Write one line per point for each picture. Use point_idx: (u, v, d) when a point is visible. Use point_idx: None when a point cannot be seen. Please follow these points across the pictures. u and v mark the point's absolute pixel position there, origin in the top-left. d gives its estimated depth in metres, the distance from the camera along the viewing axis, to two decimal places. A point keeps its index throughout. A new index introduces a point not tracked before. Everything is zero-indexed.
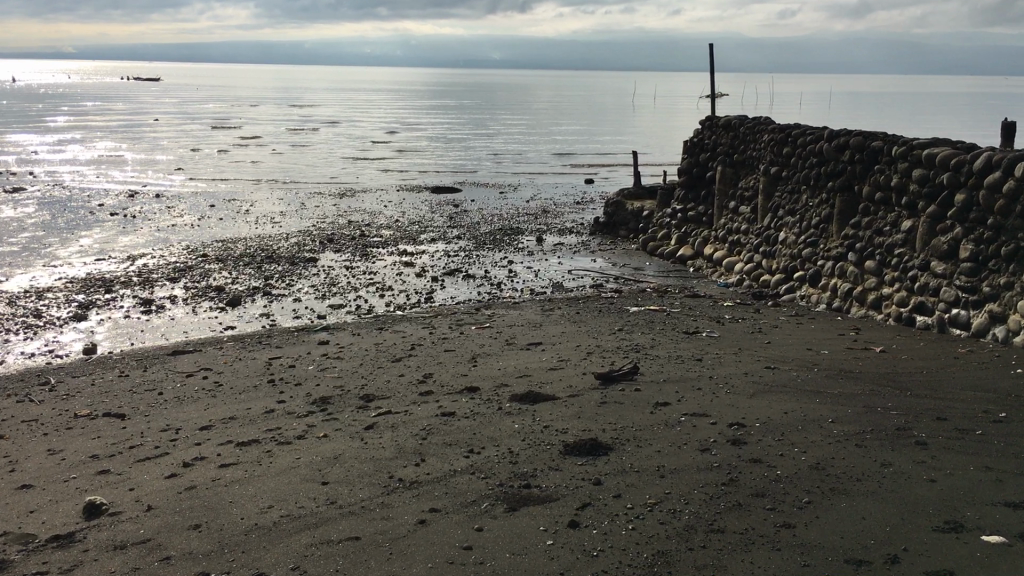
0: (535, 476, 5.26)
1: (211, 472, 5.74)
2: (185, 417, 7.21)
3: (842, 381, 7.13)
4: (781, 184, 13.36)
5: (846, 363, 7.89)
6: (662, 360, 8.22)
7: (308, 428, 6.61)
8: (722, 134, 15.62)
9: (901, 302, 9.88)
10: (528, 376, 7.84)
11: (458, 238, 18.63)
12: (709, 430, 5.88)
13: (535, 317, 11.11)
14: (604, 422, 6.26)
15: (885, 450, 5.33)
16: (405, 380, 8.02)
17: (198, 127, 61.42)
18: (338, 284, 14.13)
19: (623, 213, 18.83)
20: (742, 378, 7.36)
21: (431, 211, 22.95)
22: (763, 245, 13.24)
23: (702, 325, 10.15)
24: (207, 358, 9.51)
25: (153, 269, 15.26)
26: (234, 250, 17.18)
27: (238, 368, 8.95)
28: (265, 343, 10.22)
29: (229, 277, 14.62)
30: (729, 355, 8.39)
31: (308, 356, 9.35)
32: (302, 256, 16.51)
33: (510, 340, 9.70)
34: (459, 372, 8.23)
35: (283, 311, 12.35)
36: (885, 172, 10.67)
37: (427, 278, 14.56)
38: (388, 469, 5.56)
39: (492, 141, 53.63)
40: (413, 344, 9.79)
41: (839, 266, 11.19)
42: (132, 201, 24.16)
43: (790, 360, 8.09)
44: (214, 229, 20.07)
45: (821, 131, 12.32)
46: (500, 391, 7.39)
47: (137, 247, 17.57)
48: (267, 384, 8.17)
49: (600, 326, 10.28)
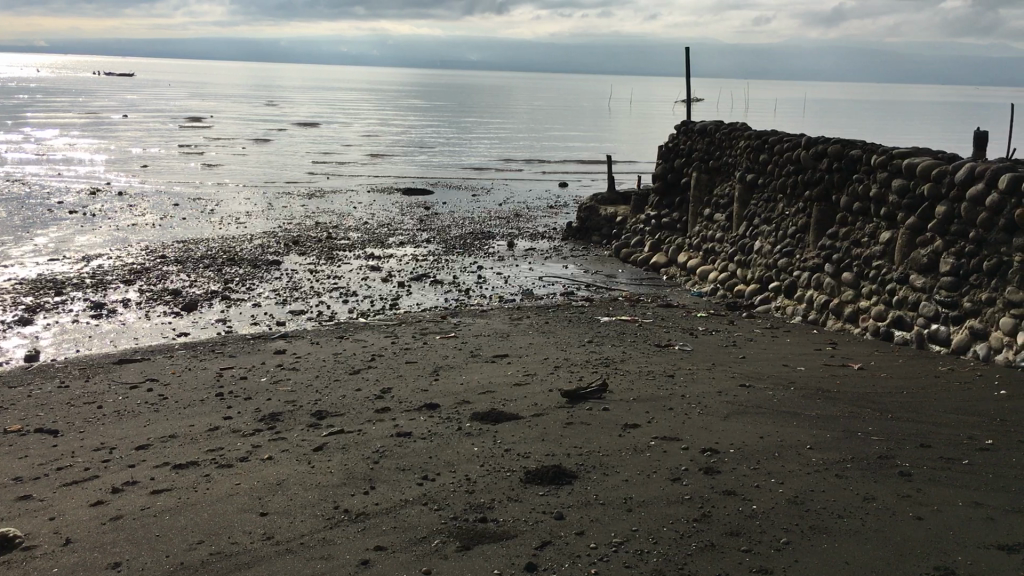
0: (493, 508, 4.85)
1: (141, 499, 5.30)
2: (121, 434, 6.73)
3: (821, 402, 6.80)
4: (756, 192, 13.06)
5: (823, 381, 7.57)
6: (633, 376, 7.85)
7: (253, 448, 6.17)
8: (698, 140, 15.31)
9: (878, 316, 9.60)
10: (492, 393, 7.43)
11: (427, 242, 18.19)
12: (680, 456, 5.51)
13: (503, 327, 10.70)
14: (569, 446, 5.87)
15: (868, 481, 4.98)
16: (362, 395, 7.59)
17: (167, 123, 60.42)
18: (301, 289, 13.66)
19: (596, 219, 18.48)
20: (716, 397, 7.01)
21: (400, 214, 22.49)
22: (738, 254, 12.94)
23: (674, 337, 9.79)
24: (155, 368, 9.01)
25: (109, 271, 14.69)
26: (195, 251, 16.63)
27: (187, 379, 8.47)
28: (217, 351, 9.74)
29: (187, 280, 14.09)
30: (702, 371, 8.04)
31: (262, 367, 8.89)
32: (265, 258, 16.01)
33: (475, 351, 9.29)
34: (418, 387, 7.81)
35: (241, 317, 11.86)
36: (863, 181, 10.39)
37: (393, 284, 14.11)
38: (333, 498, 5.13)
39: (466, 142, 53.29)
40: (373, 355, 9.35)
41: (815, 277, 10.90)
42: (93, 199, 23.47)
43: (766, 377, 7.75)
44: (177, 229, 19.48)
45: (799, 138, 12.02)
46: (461, 408, 6.97)
47: (93, 247, 16.97)
48: (215, 397, 7.70)
49: (569, 337, 9.89)
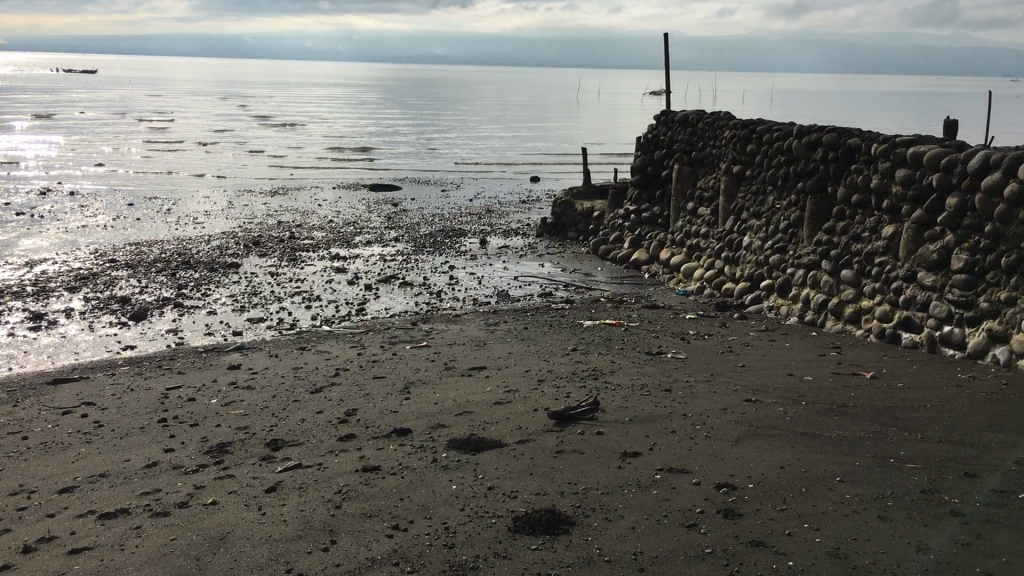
0: (478, 568, 4.07)
1: (55, 562, 4.43)
2: (43, 473, 5.83)
3: (840, 421, 6.09)
4: (744, 184, 12.34)
5: (836, 394, 6.85)
6: (624, 391, 7.07)
7: (196, 489, 5.32)
8: (679, 130, 14.56)
9: (884, 317, 8.95)
10: (469, 414, 6.63)
11: (396, 241, 17.33)
12: (693, 495, 4.75)
13: (479, 334, 9.88)
14: (562, 483, 5.07)
15: (917, 528, 4.25)
16: (323, 419, 6.74)
17: (125, 120, 58.73)
18: (260, 294, 12.75)
19: (572, 214, 17.73)
20: (720, 416, 6.26)
21: (368, 211, 21.58)
22: (725, 250, 12.25)
23: (664, 343, 9.04)
24: (93, 389, 8.07)
25: (53, 277, 13.67)
26: (148, 254, 15.62)
27: (128, 402, 7.56)
28: (165, 367, 8.82)
29: (138, 286, 13.11)
30: (702, 383, 7.28)
31: (213, 385, 8.00)
32: (223, 261, 15.04)
33: (449, 364, 8.46)
34: (386, 407, 6.98)
35: (194, 326, 10.92)
36: (863, 172, 9.70)
37: (360, 286, 13.27)
38: (285, 558, 4.30)
39: (434, 137, 52.38)
40: (337, 368, 8.48)
41: (811, 274, 10.23)
42: (44, 200, 22.26)
43: (773, 391, 7.01)
44: (130, 230, 18.44)
45: (790, 127, 11.30)
46: (435, 435, 6.15)
47: (38, 251, 15.90)
48: (156, 424, 6.81)
49: (551, 345, 9.11)
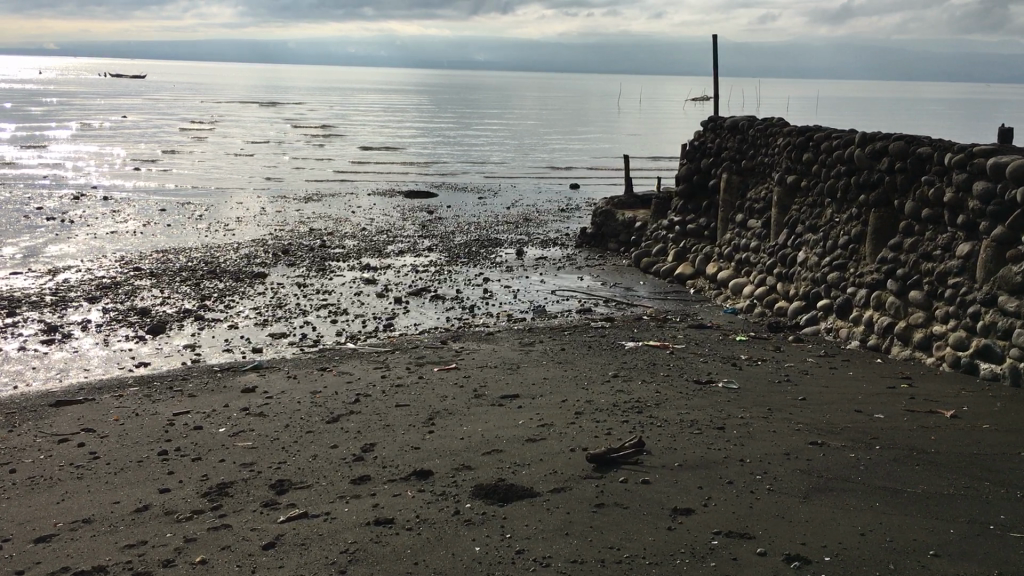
0: None
1: None
2: (21, 517, 5.24)
3: (923, 472, 5.32)
4: (799, 195, 11.52)
5: (914, 438, 6.06)
6: (672, 429, 6.33)
7: (187, 542, 4.68)
8: (728, 137, 13.76)
9: (959, 344, 8.13)
10: (500, 454, 5.93)
11: (429, 250, 16.72)
12: (757, 572, 4.02)
13: (512, 356, 9.21)
14: (602, 547, 4.36)
15: None
16: (336, 455, 6.08)
17: (166, 126, 58.97)
18: (285, 306, 12.20)
19: (614, 224, 16.99)
20: (782, 463, 5.51)
21: (401, 219, 21.03)
22: (778, 266, 11.44)
23: (714, 370, 8.28)
24: (96, 413, 7.50)
25: (73, 286, 13.22)
26: (174, 263, 15.16)
27: (130, 430, 6.97)
28: (175, 390, 8.23)
29: (160, 297, 12.63)
30: (760, 420, 6.52)
31: (223, 411, 7.39)
32: (250, 271, 14.55)
33: (479, 390, 7.77)
34: (408, 442, 6.31)
35: (213, 342, 10.37)
36: (934, 184, 8.85)
37: (389, 299, 12.66)
38: None
39: (473, 143, 51.92)
40: (358, 393, 7.84)
41: (875, 295, 9.41)
42: (76, 205, 22.01)
43: (841, 431, 6.23)
44: (160, 237, 18.06)
45: (851, 134, 10.46)
46: (458, 479, 5.47)
47: (64, 257, 15.51)
48: (156, 458, 6.20)
49: (590, 370, 8.38)
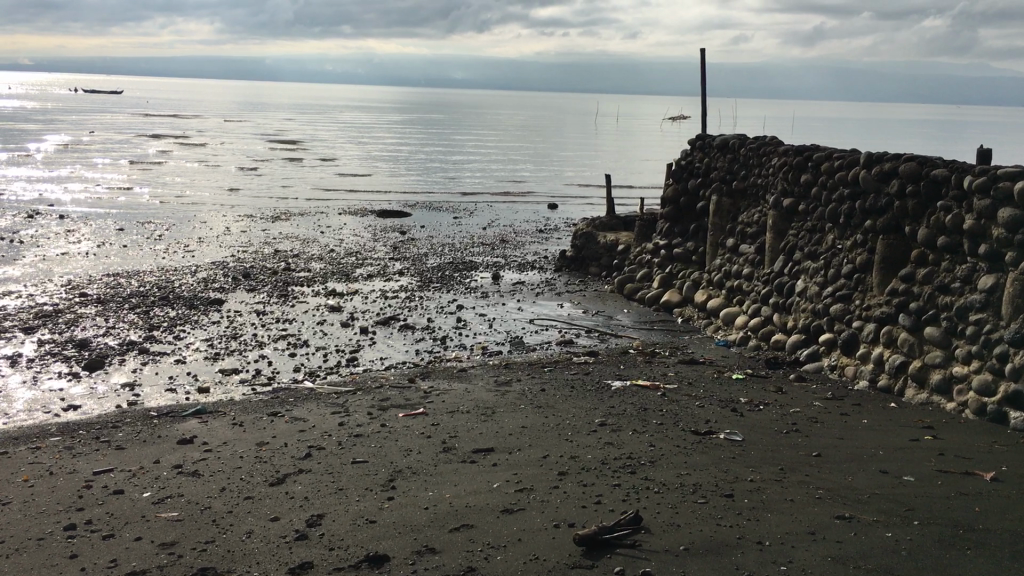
0: None
1: None
2: None
3: (974, 561, 4.44)
4: (796, 219, 10.70)
5: (956, 510, 5.16)
6: (673, 497, 5.41)
7: None
8: (718, 156, 12.93)
9: (984, 389, 7.29)
10: (472, 531, 4.97)
11: (400, 274, 15.77)
12: None
13: (487, 398, 8.25)
14: None
15: None
16: (275, 533, 5.09)
17: (134, 142, 57.57)
18: (241, 337, 11.18)
19: (595, 247, 16.11)
20: (807, 547, 4.60)
21: (373, 240, 20.08)
22: (774, 295, 10.60)
23: (712, 418, 7.37)
24: (3, 472, 6.46)
25: (11, 314, 12.13)
26: (124, 288, 14.07)
27: (38, 495, 5.95)
28: (101, 441, 7.20)
29: (104, 327, 11.55)
30: (774, 485, 5.61)
31: (150, 470, 6.37)
32: (205, 296, 13.51)
33: (448, 443, 6.81)
34: (361, 514, 5.34)
35: (155, 380, 9.34)
36: (952, 210, 8.03)
37: (354, 329, 11.67)
38: None
39: (450, 162, 51.09)
40: (309, 447, 6.84)
41: (884, 330, 8.57)
42: (28, 224, 20.82)
43: (870, 500, 5.34)
44: (114, 259, 16.95)
45: (855, 154, 9.66)
46: (419, 569, 4.52)
47: (7, 282, 14.40)
48: (60, 536, 5.19)
49: (574, 417, 7.43)
